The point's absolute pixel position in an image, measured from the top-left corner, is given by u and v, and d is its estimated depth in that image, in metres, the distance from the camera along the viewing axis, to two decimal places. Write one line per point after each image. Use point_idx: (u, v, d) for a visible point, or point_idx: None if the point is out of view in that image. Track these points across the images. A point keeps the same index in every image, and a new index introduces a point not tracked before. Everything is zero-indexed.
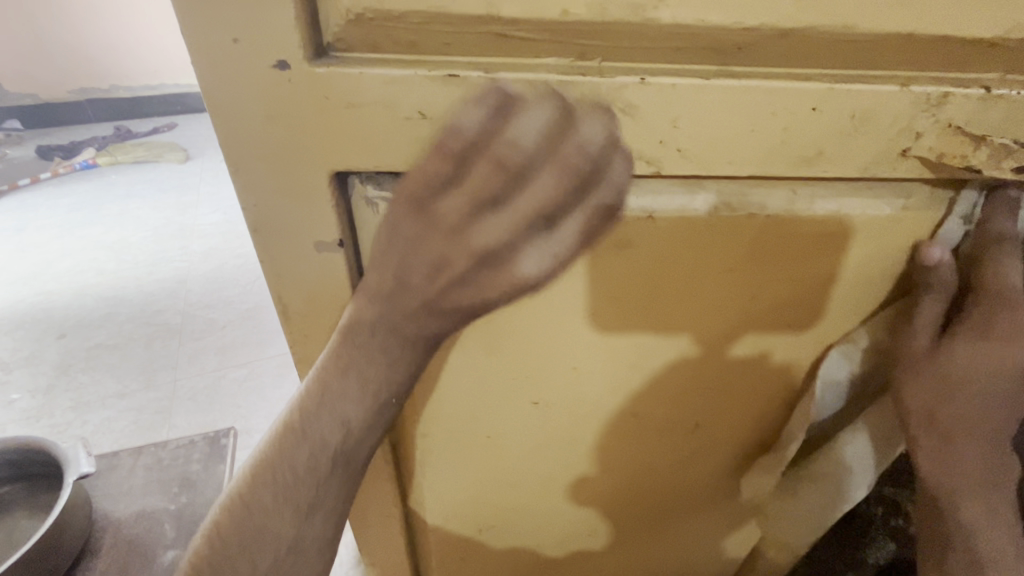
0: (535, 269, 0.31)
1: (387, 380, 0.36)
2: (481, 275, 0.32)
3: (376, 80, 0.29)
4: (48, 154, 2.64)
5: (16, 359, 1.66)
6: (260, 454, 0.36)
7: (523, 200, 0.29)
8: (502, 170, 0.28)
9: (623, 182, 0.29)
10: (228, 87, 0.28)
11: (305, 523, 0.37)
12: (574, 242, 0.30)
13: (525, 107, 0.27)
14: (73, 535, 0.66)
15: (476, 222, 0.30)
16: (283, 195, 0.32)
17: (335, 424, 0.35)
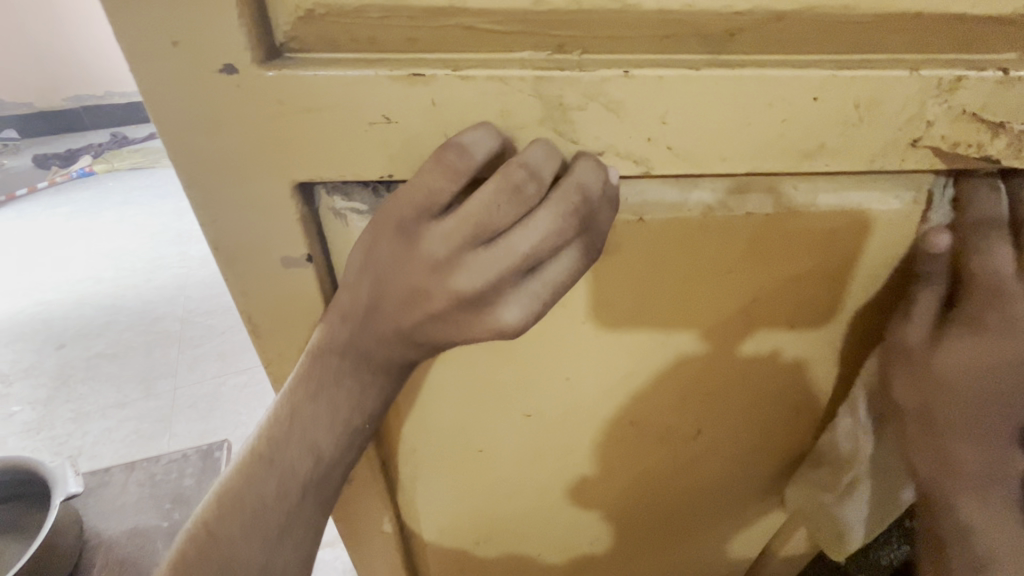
0: (515, 316, 0.29)
1: (362, 407, 0.34)
2: (461, 316, 0.29)
3: (334, 82, 0.26)
4: (44, 162, 2.63)
5: (16, 371, 1.65)
6: (229, 481, 0.35)
7: (517, 239, 0.27)
8: (507, 205, 0.27)
9: (607, 229, 0.30)
10: (172, 94, 0.26)
11: (278, 550, 0.35)
12: (553, 288, 0.30)
13: (529, 151, 0.28)
14: (63, 556, 0.65)
15: (465, 256, 0.28)
16: (244, 211, 0.30)
17: (305, 451, 0.34)
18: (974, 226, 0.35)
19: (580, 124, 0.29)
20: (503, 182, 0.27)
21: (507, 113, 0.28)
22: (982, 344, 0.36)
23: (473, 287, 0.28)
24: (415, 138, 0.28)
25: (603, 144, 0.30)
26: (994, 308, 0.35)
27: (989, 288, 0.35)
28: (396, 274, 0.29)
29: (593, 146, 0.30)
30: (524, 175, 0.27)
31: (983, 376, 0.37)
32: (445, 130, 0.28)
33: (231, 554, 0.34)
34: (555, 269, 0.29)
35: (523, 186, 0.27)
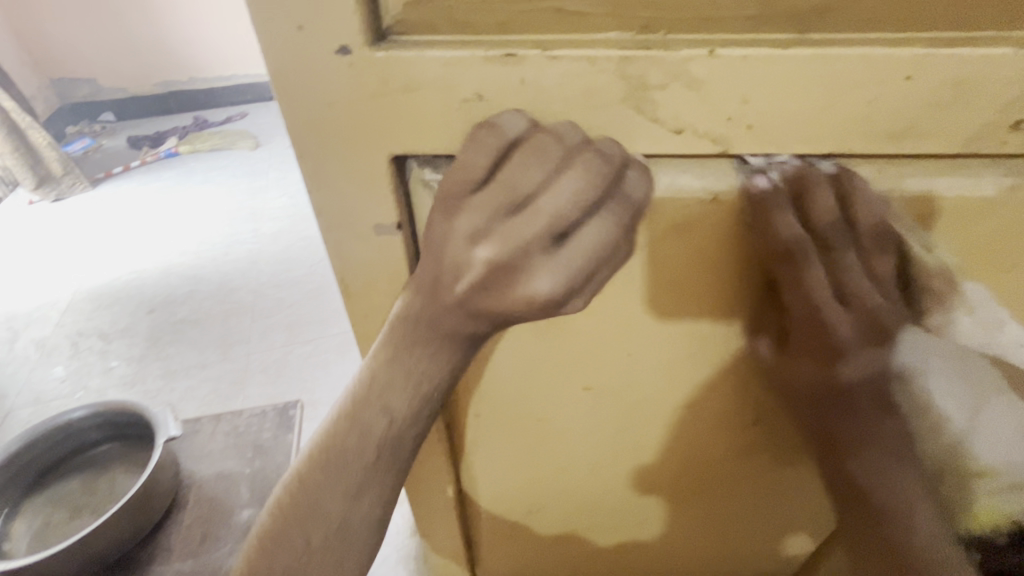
0: (548, 280, 0.28)
1: (430, 375, 0.36)
2: (500, 287, 0.30)
3: (433, 62, 0.28)
4: (138, 143, 2.88)
5: (113, 330, 1.84)
6: (317, 439, 0.38)
7: (546, 199, 0.28)
8: (535, 168, 0.29)
9: (644, 195, 0.30)
10: (293, 73, 0.29)
11: (355, 506, 0.38)
12: (591, 255, 0.29)
13: (563, 123, 0.30)
14: (163, 491, 0.73)
15: (499, 225, 0.29)
16: (345, 181, 0.33)
17: (380, 412, 0.36)
18: (828, 245, 0.35)
19: (661, 103, 0.30)
20: (531, 146, 0.29)
21: (591, 92, 0.29)
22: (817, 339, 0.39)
23: (505, 253, 0.29)
24: (503, 115, 0.30)
25: (683, 123, 0.30)
26: (819, 327, 0.38)
27: (811, 314, 0.37)
28: (442, 249, 0.31)
29: (673, 125, 0.31)
30: (551, 138, 0.29)
31: (841, 372, 0.40)
32: (531, 107, 0.30)
33: (317, 501, 0.37)
34: (589, 233, 0.29)
35: (549, 149, 0.29)
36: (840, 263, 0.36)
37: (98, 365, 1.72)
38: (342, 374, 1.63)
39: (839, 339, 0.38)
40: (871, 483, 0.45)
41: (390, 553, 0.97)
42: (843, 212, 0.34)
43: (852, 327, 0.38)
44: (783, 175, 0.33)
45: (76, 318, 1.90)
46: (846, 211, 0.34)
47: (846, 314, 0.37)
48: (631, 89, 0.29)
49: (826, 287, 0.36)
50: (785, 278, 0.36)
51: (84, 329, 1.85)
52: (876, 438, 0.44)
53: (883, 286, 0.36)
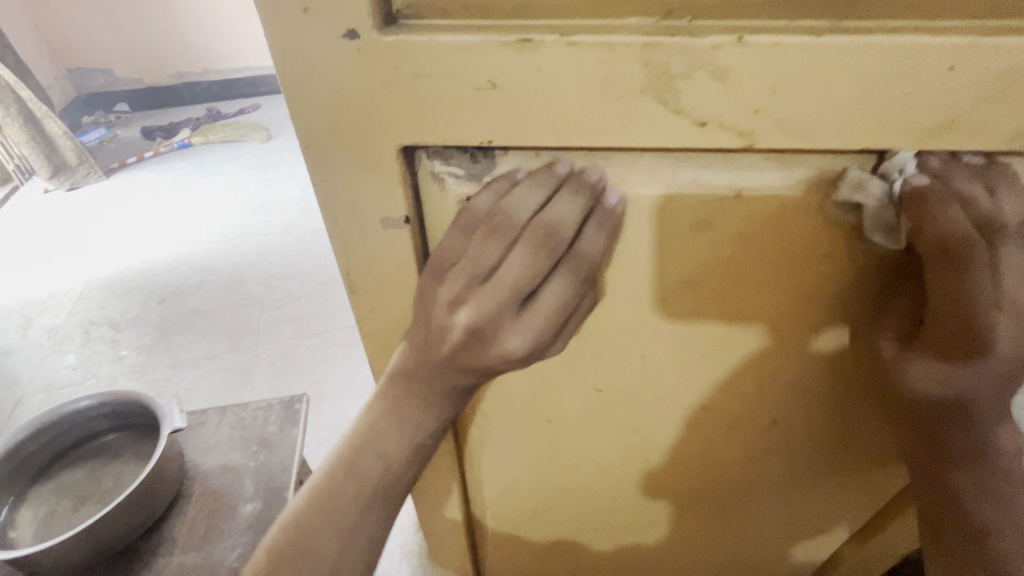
0: (517, 343, 0.33)
1: (424, 425, 0.39)
2: (475, 348, 0.33)
3: (444, 48, 0.27)
4: (151, 134, 2.90)
5: (124, 319, 1.85)
6: (314, 481, 0.39)
7: (505, 273, 0.31)
8: (494, 244, 0.32)
9: (599, 254, 0.34)
10: (298, 58, 0.28)
11: (352, 543, 0.38)
12: (551, 315, 0.33)
13: (531, 175, 0.32)
14: (168, 483, 0.73)
15: (470, 296, 0.32)
16: (351, 172, 0.32)
17: (374, 458, 0.38)
18: (937, 232, 0.31)
19: (685, 93, 0.28)
20: (496, 213, 0.32)
21: (611, 80, 0.28)
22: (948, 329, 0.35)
23: (476, 322, 0.32)
24: (517, 104, 0.29)
25: (707, 115, 0.29)
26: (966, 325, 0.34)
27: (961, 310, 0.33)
28: (427, 312, 0.34)
29: (696, 117, 0.29)
30: (499, 213, 0.32)
31: (959, 377, 0.37)
32: (547, 96, 0.28)
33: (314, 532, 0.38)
34: (549, 297, 0.33)
35: (514, 215, 0.31)
36: (1000, 258, 0.32)
37: (108, 354, 1.73)
38: (349, 367, 1.64)
39: (991, 343, 0.34)
40: (982, 506, 0.39)
41: (394, 547, 0.97)
42: (997, 208, 0.31)
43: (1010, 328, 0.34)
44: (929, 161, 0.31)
45: (88, 307, 1.91)
46: (1000, 206, 0.31)
47: (1002, 315, 0.33)
48: (653, 79, 0.27)
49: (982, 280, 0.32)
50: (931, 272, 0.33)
51: (96, 318, 1.87)
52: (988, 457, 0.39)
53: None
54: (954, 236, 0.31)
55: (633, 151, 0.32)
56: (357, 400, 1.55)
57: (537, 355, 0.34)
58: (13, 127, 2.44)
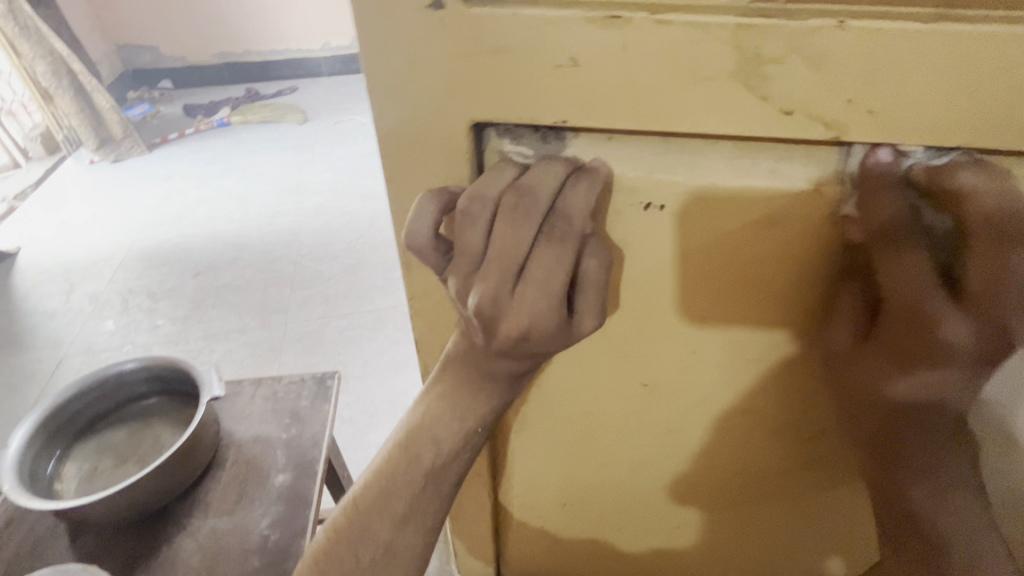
0: (518, 320, 0.29)
1: (474, 412, 0.39)
2: (487, 335, 0.31)
3: (528, 22, 0.26)
4: (193, 111, 2.97)
5: (161, 290, 1.90)
6: (372, 467, 0.41)
7: (492, 251, 0.29)
8: (471, 227, 0.30)
9: (585, 212, 0.30)
10: (380, 28, 0.28)
11: (403, 529, 0.40)
12: (550, 281, 0.29)
13: (500, 163, 0.32)
14: (204, 448, 0.74)
15: (467, 282, 0.30)
16: (420, 146, 0.32)
17: (429, 444, 0.40)
18: (887, 232, 0.31)
19: (775, 79, 0.27)
20: (468, 200, 0.30)
21: (698, 64, 0.27)
22: (906, 331, 0.32)
23: (478, 304, 0.29)
24: (595, 84, 0.28)
25: (795, 103, 0.28)
26: (918, 323, 0.31)
27: (913, 303, 0.31)
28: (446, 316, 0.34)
29: (783, 105, 0.28)
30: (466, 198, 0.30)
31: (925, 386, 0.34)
32: (629, 77, 0.27)
33: (369, 515, 0.39)
34: (542, 263, 0.29)
35: (484, 196, 0.30)
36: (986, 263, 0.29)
37: (145, 323, 1.79)
38: (374, 350, 1.66)
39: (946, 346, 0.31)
40: (939, 524, 0.38)
41: None
42: (999, 211, 0.28)
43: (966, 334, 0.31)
44: (909, 166, 0.30)
45: (127, 276, 1.97)
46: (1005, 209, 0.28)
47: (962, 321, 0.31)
48: (742, 62, 0.26)
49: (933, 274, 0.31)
50: (878, 258, 0.31)
51: (134, 287, 1.93)
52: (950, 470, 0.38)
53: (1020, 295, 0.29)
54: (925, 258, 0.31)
55: (710, 139, 0.31)
56: (380, 383, 1.57)
57: (555, 333, 0.30)
58: (65, 99, 2.52)
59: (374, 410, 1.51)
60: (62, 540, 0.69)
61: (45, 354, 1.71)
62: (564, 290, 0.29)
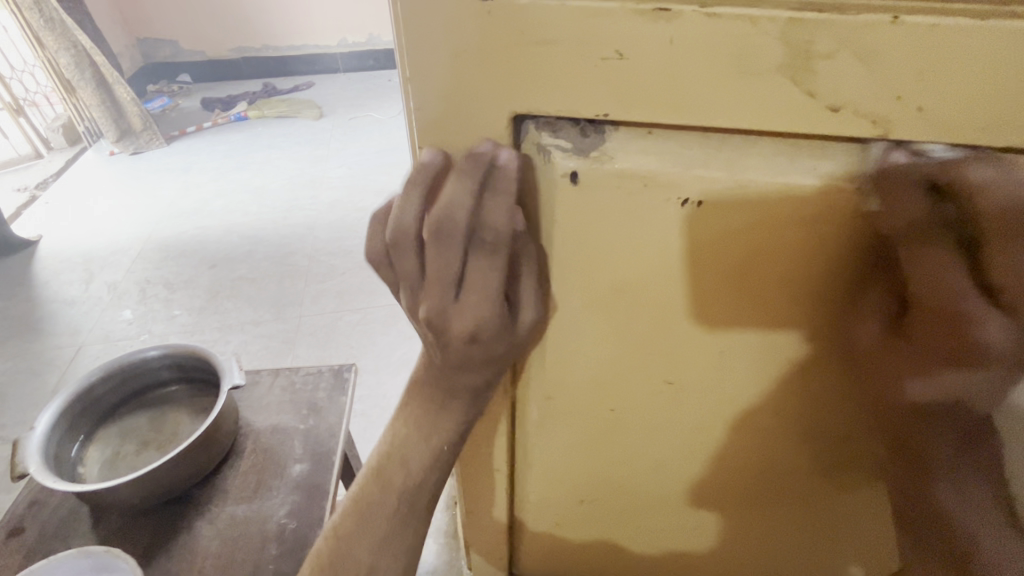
0: (464, 326, 0.34)
1: (439, 429, 0.41)
2: (445, 341, 0.36)
3: (577, 13, 0.26)
4: (211, 105, 3.00)
5: (177, 281, 1.93)
6: (348, 493, 0.42)
7: (431, 274, 0.33)
8: (409, 255, 0.33)
9: (507, 218, 0.32)
10: (426, 17, 0.28)
11: (388, 550, 0.41)
12: (483, 291, 0.33)
13: (458, 164, 0.32)
14: (223, 436, 0.75)
15: (418, 298, 0.35)
16: (459, 137, 0.32)
17: (400, 466, 0.41)
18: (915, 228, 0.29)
19: (823, 74, 0.27)
20: (395, 231, 0.33)
21: (746, 57, 0.27)
22: (934, 329, 0.31)
23: (430, 319, 0.34)
24: (640, 77, 0.28)
25: (842, 99, 0.27)
26: (955, 325, 0.30)
27: (946, 303, 0.29)
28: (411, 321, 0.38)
29: (830, 101, 0.28)
30: (396, 227, 0.32)
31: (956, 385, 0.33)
32: (674, 71, 0.27)
33: (353, 540, 0.40)
34: (475, 276, 0.33)
35: (451, 217, 0.31)
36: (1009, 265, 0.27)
37: (162, 313, 1.81)
38: (387, 344, 1.67)
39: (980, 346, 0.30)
40: (967, 528, 0.38)
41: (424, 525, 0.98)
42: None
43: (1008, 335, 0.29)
44: (927, 163, 0.28)
45: (145, 267, 2.00)
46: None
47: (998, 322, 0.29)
48: (792, 56, 0.26)
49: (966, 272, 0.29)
50: (905, 258, 0.30)
51: (152, 277, 1.95)
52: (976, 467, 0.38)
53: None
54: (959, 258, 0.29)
55: (753, 135, 0.31)
56: (392, 377, 1.58)
57: (497, 329, 0.35)
58: (87, 91, 2.55)
59: (385, 404, 1.51)
60: (84, 523, 0.70)
61: (64, 342, 1.74)
62: (499, 296, 0.34)
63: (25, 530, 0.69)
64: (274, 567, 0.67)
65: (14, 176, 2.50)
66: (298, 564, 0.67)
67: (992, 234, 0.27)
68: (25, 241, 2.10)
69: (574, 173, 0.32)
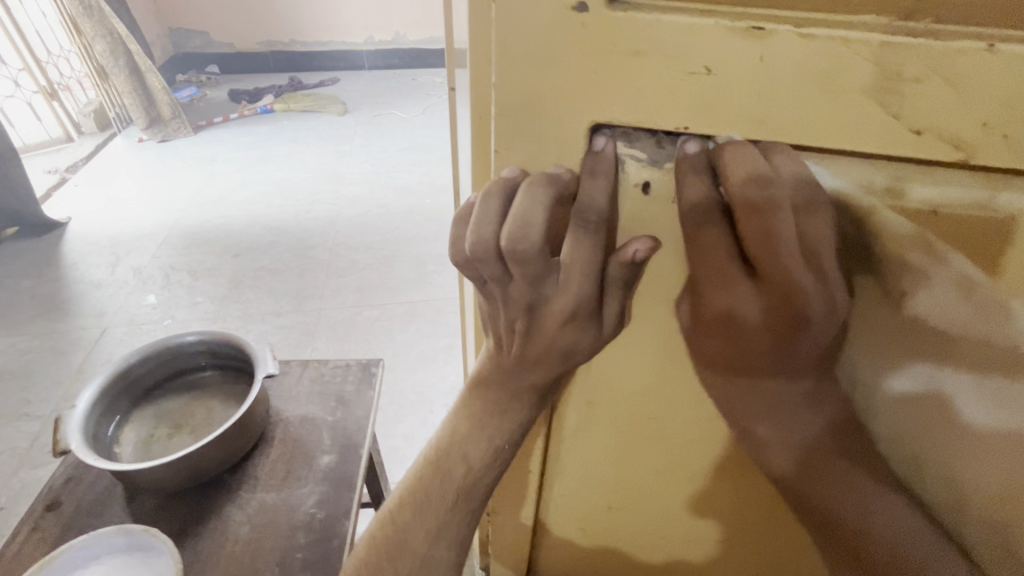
0: (564, 304, 0.34)
1: (504, 429, 0.41)
2: (535, 325, 0.36)
3: (670, 28, 0.27)
4: (238, 96, 3.05)
5: (201, 268, 1.96)
6: (404, 483, 0.43)
7: (517, 268, 0.32)
8: (491, 255, 0.32)
9: (602, 198, 0.33)
10: (519, 26, 0.28)
11: (437, 542, 0.42)
12: (580, 269, 0.33)
13: (488, 186, 0.33)
14: (255, 424, 0.76)
15: (506, 290, 0.34)
16: (536, 143, 0.33)
17: (460, 460, 0.42)
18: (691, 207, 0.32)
19: (910, 98, 0.27)
20: (478, 234, 0.32)
21: (835, 78, 0.27)
22: (719, 296, 0.34)
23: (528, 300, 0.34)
24: (726, 92, 0.28)
25: (927, 122, 0.28)
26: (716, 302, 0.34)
27: (715, 279, 0.33)
28: (490, 316, 0.38)
29: (914, 124, 0.28)
30: (482, 225, 0.32)
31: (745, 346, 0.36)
32: (760, 88, 0.28)
33: (407, 529, 0.42)
34: (573, 256, 0.33)
35: (525, 237, 0.30)
36: (751, 226, 0.30)
37: (185, 299, 1.84)
38: (404, 341, 1.68)
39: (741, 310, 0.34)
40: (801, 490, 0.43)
41: None
42: (760, 173, 0.29)
43: (757, 309, 0.33)
44: (710, 148, 0.31)
45: (169, 253, 2.03)
46: (766, 176, 0.29)
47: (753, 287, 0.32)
48: (881, 78, 0.27)
49: (728, 250, 0.32)
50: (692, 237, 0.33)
51: (176, 263, 1.98)
52: (825, 460, 0.42)
53: (786, 251, 0.30)
54: (728, 231, 0.32)
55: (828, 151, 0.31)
56: (409, 374, 1.59)
57: (591, 311, 0.35)
58: (121, 78, 2.61)
59: (401, 400, 1.52)
60: (118, 502, 0.71)
61: (90, 323, 1.77)
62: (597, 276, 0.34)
63: (62, 505, 0.71)
64: (302, 556, 0.68)
65: (46, 158, 2.56)
66: (324, 554, 0.68)
67: (739, 207, 0.30)
68: (55, 222, 2.14)
69: (647, 183, 0.33)
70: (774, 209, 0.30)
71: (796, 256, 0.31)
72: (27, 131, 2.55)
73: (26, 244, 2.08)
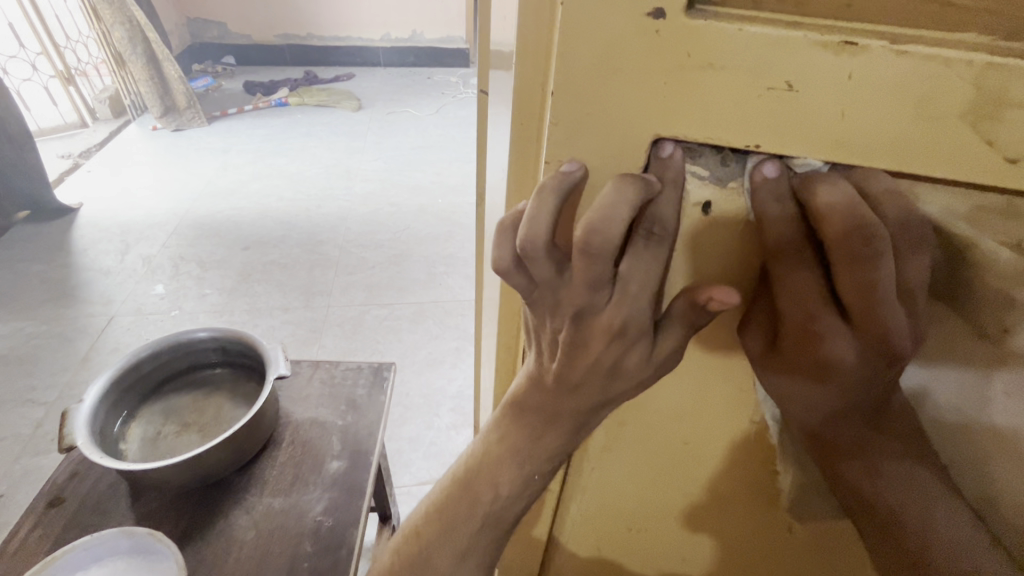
0: (615, 316, 0.32)
1: (537, 457, 0.40)
2: (582, 338, 0.33)
3: (755, 39, 0.25)
4: (253, 89, 3.04)
5: (210, 260, 1.94)
6: (432, 498, 0.43)
7: (578, 269, 0.30)
8: (542, 254, 0.30)
9: (668, 213, 0.31)
10: (587, 31, 0.26)
11: (463, 564, 0.41)
12: (641, 281, 0.31)
13: (544, 181, 0.30)
14: (265, 426, 0.74)
15: (557, 295, 0.32)
16: (591, 157, 0.31)
17: (489, 486, 0.40)
18: (776, 240, 0.31)
19: (1011, 124, 0.25)
20: (528, 227, 0.30)
21: (930, 100, 0.25)
22: (805, 336, 0.32)
23: (577, 309, 0.32)
24: (808, 111, 0.26)
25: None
26: (808, 346, 0.33)
27: (802, 322, 0.32)
28: (536, 330, 0.36)
29: (1012, 152, 0.26)
30: (535, 219, 0.30)
31: (827, 365, 0.33)
32: (846, 107, 0.26)
33: (432, 546, 0.41)
34: (635, 271, 0.31)
35: (601, 233, 0.28)
36: (853, 275, 0.29)
37: (193, 290, 1.82)
38: (413, 342, 1.66)
39: (827, 346, 0.32)
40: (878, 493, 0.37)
41: None
42: (862, 222, 0.28)
43: (852, 348, 0.32)
44: (792, 180, 0.30)
45: (179, 243, 2.02)
46: (867, 225, 0.28)
47: (843, 330, 0.31)
48: (982, 102, 0.25)
49: (818, 292, 0.31)
50: (778, 278, 0.32)
51: (186, 254, 1.97)
52: (884, 456, 0.37)
53: (886, 291, 0.29)
54: (821, 273, 0.31)
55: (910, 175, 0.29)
56: (416, 376, 1.57)
57: (643, 329, 0.33)
58: (137, 65, 2.60)
59: (407, 402, 1.50)
60: (122, 501, 0.69)
61: (97, 310, 1.75)
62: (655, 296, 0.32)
63: (65, 502, 0.69)
64: (310, 565, 0.66)
65: (60, 143, 2.56)
66: (333, 563, 0.66)
67: (837, 257, 0.29)
68: (66, 207, 2.13)
69: (707, 204, 0.32)
70: (876, 258, 0.28)
71: (894, 299, 0.30)
72: (42, 114, 2.54)
73: (36, 229, 2.07)
